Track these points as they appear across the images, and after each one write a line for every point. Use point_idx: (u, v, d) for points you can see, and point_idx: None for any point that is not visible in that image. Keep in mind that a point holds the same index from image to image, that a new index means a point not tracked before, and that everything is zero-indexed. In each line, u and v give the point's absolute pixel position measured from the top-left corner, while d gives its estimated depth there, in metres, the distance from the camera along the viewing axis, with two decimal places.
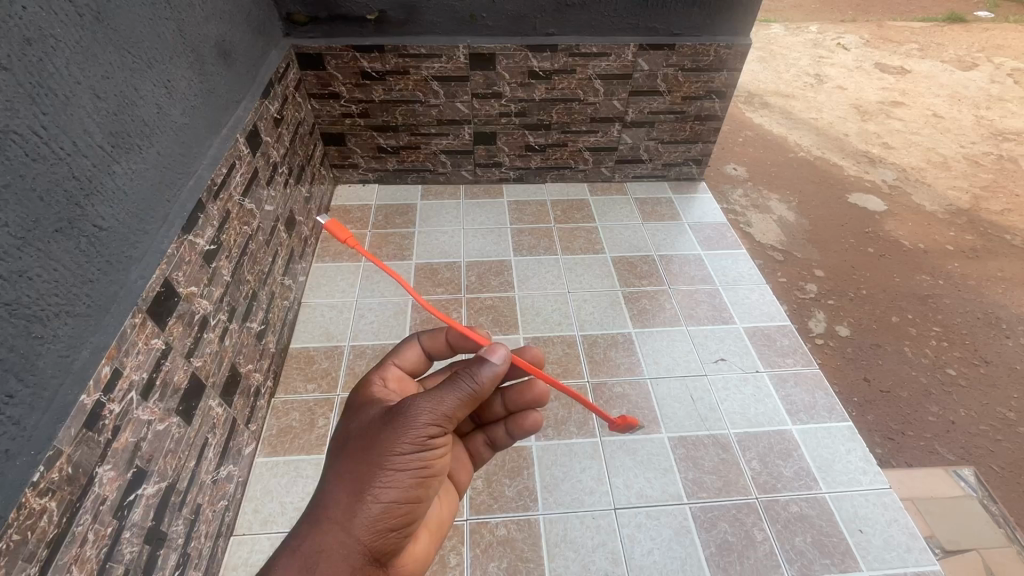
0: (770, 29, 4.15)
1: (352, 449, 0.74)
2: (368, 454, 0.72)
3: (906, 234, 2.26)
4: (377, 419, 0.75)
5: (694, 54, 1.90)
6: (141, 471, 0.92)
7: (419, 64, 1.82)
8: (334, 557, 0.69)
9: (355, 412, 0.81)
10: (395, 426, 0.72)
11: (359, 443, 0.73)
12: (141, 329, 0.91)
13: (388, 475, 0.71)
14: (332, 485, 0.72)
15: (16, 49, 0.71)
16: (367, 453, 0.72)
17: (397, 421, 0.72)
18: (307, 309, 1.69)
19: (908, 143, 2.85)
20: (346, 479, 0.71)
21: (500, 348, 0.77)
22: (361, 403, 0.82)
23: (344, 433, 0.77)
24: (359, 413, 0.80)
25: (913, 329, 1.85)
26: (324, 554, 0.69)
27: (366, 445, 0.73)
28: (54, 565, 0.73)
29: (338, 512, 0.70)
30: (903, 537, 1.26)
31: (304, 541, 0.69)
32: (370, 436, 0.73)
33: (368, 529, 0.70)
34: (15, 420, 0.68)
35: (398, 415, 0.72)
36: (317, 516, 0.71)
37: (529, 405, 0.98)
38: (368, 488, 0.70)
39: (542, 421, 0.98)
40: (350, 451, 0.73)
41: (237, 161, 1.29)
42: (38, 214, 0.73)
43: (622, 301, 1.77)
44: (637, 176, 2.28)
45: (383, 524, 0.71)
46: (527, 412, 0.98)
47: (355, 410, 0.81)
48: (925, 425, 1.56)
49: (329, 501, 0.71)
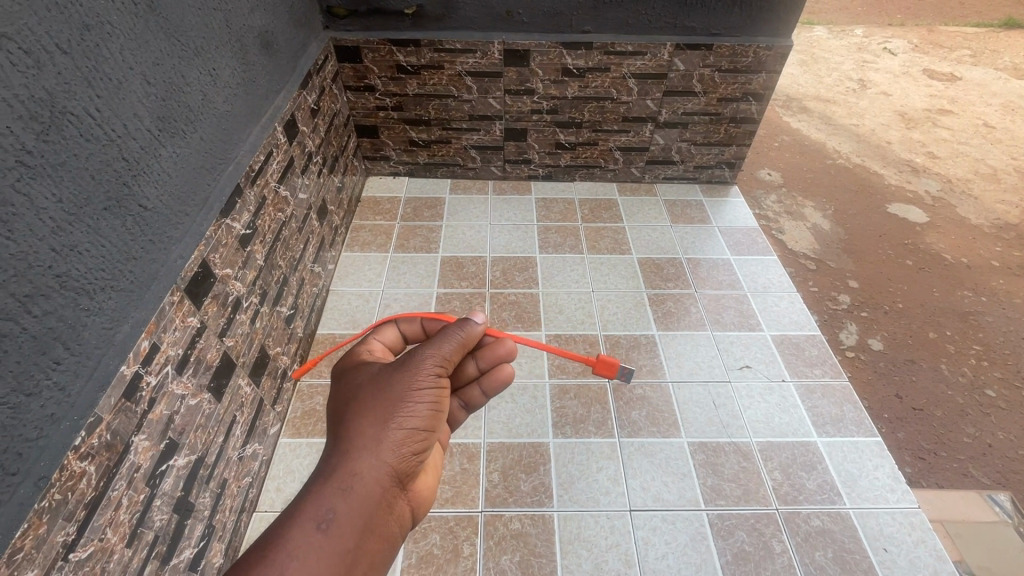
0: (813, 31, 4.04)
1: (365, 390, 0.76)
2: (386, 390, 0.75)
3: (948, 248, 2.17)
4: (382, 368, 0.79)
5: (732, 55, 1.86)
6: (173, 443, 0.96)
7: (454, 59, 1.84)
8: (366, 480, 0.69)
9: (352, 371, 0.83)
10: (407, 368, 0.77)
11: (372, 385, 0.76)
12: (179, 307, 0.95)
13: (409, 406, 0.74)
14: (351, 421, 0.73)
15: (75, 34, 0.75)
16: (382, 390, 0.75)
17: (406, 364, 0.77)
18: (335, 296, 1.73)
19: (955, 152, 2.74)
20: (366, 413, 0.73)
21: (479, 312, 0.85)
22: (355, 365, 0.84)
23: (350, 384, 0.79)
24: (358, 369, 0.82)
25: (951, 346, 1.78)
26: (355, 477, 0.68)
27: (380, 384, 0.76)
28: (91, 526, 0.77)
29: (364, 441, 0.71)
30: (930, 560, 1.21)
31: (331, 469, 0.69)
32: (382, 376, 0.77)
33: (393, 455, 0.72)
34: (61, 385, 0.72)
35: (405, 360, 0.78)
36: (341, 448, 0.71)
37: (498, 361, 0.96)
38: (390, 417, 0.73)
39: (514, 374, 0.97)
40: (364, 392, 0.76)
41: (275, 149, 1.33)
42: (89, 192, 0.77)
43: (646, 303, 1.75)
44: (667, 177, 2.25)
45: (406, 453, 0.73)
46: (496, 370, 0.97)
47: (351, 370, 0.83)
48: (960, 446, 1.51)
49: (352, 433, 0.72)
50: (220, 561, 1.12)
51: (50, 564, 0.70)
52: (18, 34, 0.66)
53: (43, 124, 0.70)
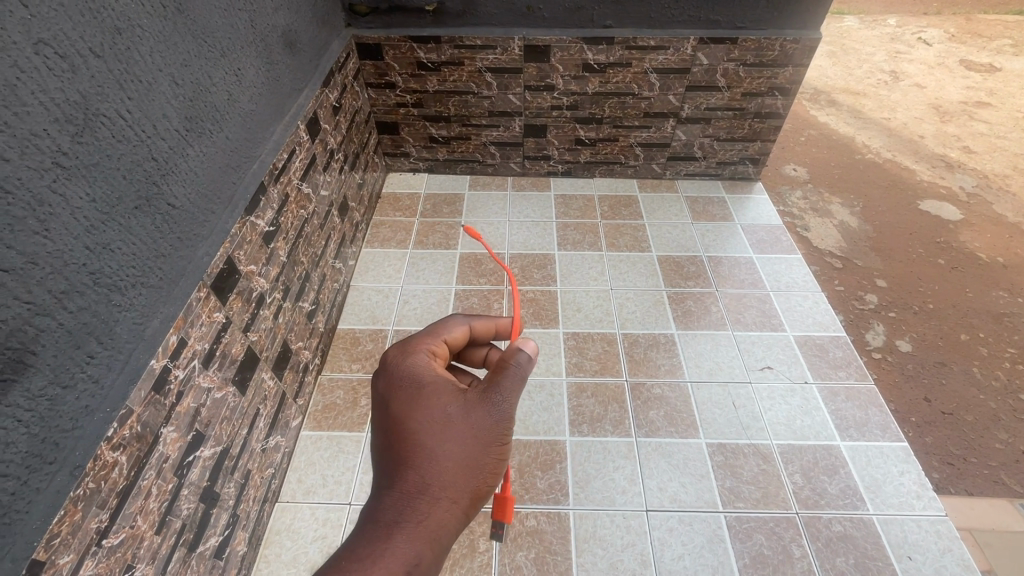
0: (843, 21, 3.91)
1: (452, 427, 0.75)
2: (475, 432, 0.76)
3: (984, 247, 2.09)
4: (466, 403, 0.77)
5: (759, 48, 1.81)
6: (199, 434, 0.98)
7: (474, 55, 1.84)
8: (448, 523, 0.72)
9: (427, 386, 0.79)
10: (493, 414, 0.77)
11: (460, 422, 0.76)
12: (206, 303, 0.97)
13: (492, 453, 0.77)
14: (438, 459, 0.73)
15: (107, 38, 0.77)
16: (470, 431, 0.76)
17: (491, 402, 0.78)
18: (355, 291, 1.75)
19: (993, 147, 2.64)
20: (454, 454, 0.74)
21: (530, 339, 0.81)
22: (429, 377, 0.80)
23: (429, 408, 0.77)
24: (434, 386, 0.79)
25: (983, 348, 1.72)
26: (439, 522, 0.71)
27: (469, 424, 0.76)
28: (122, 513, 0.81)
29: (451, 484, 0.73)
30: (957, 570, 1.18)
31: (420, 511, 0.70)
32: (470, 415, 0.76)
33: (471, 502, 0.75)
34: (94, 377, 0.75)
35: (491, 404, 0.77)
36: (428, 488, 0.72)
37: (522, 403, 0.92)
38: (475, 463, 0.75)
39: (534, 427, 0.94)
40: (452, 427, 0.75)
41: (298, 147, 1.35)
42: (122, 191, 0.79)
43: (666, 301, 1.73)
44: (689, 173, 2.22)
45: (481, 500, 0.76)
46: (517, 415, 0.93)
47: (424, 385, 0.79)
48: (990, 453, 1.46)
49: (438, 473, 0.73)
50: (243, 549, 1.15)
51: (85, 549, 0.74)
52: (53, 39, 0.69)
53: (78, 125, 0.72)
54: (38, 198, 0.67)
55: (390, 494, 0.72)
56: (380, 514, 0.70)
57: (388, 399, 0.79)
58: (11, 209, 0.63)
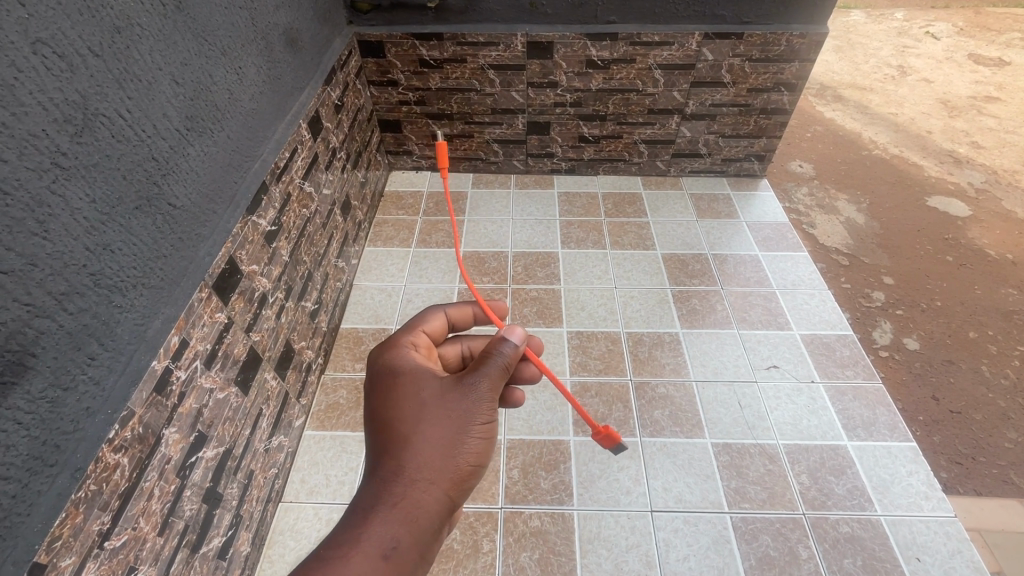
0: (850, 16, 3.87)
1: (428, 411, 0.75)
2: (452, 414, 0.75)
3: (992, 243, 2.07)
4: (443, 387, 0.77)
5: (764, 44, 1.79)
6: (202, 435, 0.98)
7: (476, 52, 1.83)
8: (427, 505, 0.70)
9: (405, 373, 0.79)
10: (469, 395, 0.76)
11: (436, 404, 0.75)
12: (207, 303, 0.97)
13: (471, 434, 0.75)
14: (414, 443, 0.72)
15: (107, 37, 0.76)
16: (446, 414, 0.75)
17: (468, 384, 0.77)
18: (358, 291, 1.75)
19: (1003, 142, 2.60)
20: (430, 435, 0.73)
21: (516, 327, 0.82)
22: (408, 365, 0.80)
23: (405, 394, 0.76)
24: (412, 374, 0.79)
25: (992, 346, 1.70)
26: (417, 505, 0.69)
27: (444, 406, 0.75)
28: (124, 515, 0.80)
29: (429, 466, 0.71)
30: (966, 571, 1.17)
31: (396, 496, 0.69)
32: (447, 398, 0.75)
33: (453, 485, 0.73)
34: (95, 380, 0.75)
35: (468, 386, 0.76)
36: (404, 472, 0.71)
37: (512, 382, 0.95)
38: (454, 444, 0.74)
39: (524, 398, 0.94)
40: (428, 411, 0.75)
41: (299, 146, 1.34)
42: (122, 191, 0.79)
43: (670, 300, 1.72)
44: (693, 171, 2.20)
45: (464, 482, 0.74)
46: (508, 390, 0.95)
47: (401, 373, 0.79)
48: (999, 452, 1.44)
49: (414, 456, 0.71)
50: (246, 549, 1.14)
51: (87, 551, 0.74)
52: (52, 38, 0.68)
53: (76, 126, 0.71)
54: (37, 199, 0.66)
55: (369, 481, 0.71)
56: (358, 501, 0.69)
57: (369, 390, 0.79)
58: (9, 210, 0.63)
